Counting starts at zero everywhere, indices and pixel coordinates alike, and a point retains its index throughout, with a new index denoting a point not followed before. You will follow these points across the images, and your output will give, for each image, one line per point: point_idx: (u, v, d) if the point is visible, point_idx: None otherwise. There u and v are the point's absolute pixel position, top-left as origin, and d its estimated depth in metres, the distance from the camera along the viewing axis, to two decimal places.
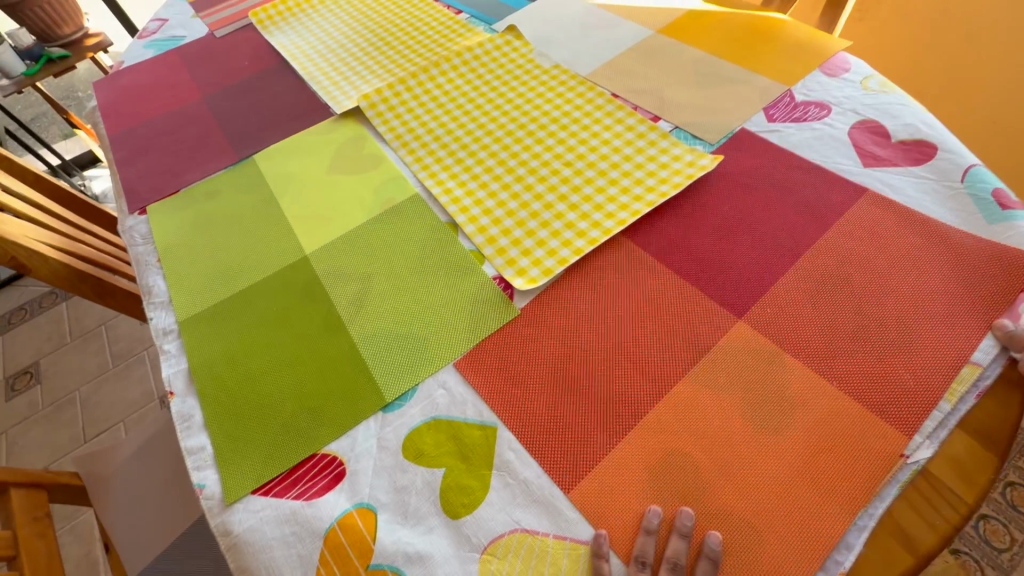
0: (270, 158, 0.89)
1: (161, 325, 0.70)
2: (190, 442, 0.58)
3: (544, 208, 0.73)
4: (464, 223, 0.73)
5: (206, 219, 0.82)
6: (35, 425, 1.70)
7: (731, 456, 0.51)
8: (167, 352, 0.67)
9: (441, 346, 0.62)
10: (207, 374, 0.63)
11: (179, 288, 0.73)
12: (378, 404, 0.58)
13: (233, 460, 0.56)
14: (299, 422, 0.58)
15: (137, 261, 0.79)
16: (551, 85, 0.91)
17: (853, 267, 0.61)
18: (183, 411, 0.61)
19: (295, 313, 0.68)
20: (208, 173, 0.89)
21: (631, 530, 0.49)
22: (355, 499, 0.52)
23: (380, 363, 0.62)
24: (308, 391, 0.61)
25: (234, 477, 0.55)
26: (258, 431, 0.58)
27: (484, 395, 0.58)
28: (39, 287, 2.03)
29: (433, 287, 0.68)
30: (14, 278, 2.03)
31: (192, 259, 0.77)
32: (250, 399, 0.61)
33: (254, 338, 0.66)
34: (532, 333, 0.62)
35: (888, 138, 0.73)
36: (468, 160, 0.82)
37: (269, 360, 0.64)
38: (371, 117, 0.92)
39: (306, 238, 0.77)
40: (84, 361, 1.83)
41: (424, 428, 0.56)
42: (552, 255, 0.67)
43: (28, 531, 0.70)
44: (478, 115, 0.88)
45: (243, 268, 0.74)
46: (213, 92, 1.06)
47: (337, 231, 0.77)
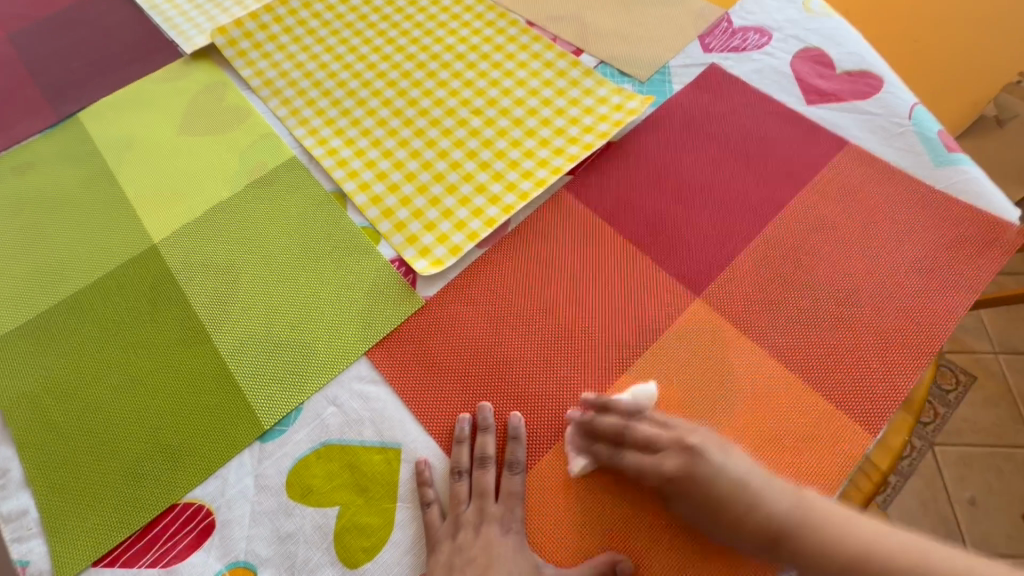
0: (101, 117, 0.70)
1: None
2: (8, 506, 0.45)
3: (450, 169, 0.60)
4: (352, 192, 0.60)
5: (17, 203, 0.63)
6: None
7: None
8: None
9: (329, 353, 0.51)
10: (27, 415, 0.49)
11: None
12: (253, 433, 0.48)
13: (67, 525, 0.44)
14: (154, 464, 0.47)
15: None
16: (454, 10, 0.75)
17: (799, 224, 0.55)
18: None
19: (143, 321, 0.54)
20: (17, 139, 0.69)
21: (566, 537, 0.42)
22: (227, 558, 0.43)
23: (255, 382, 0.50)
24: (164, 424, 0.48)
25: (70, 546, 0.43)
26: (100, 482, 0.46)
27: (384, 411, 0.48)
28: None
29: (317, 277, 0.55)
30: None
31: (1, 259, 0.59)
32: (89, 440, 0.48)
33: (91, 360, 0.52)
34: (440, 324, 0.52)
35: (832, 68, 0.64)
36: (356, 111, 0.66)
37: (110, 389, 0.51)
38: (231, 58, 0.73)
39: (151, 221, 0.61)
40: None
41: (312, 459, 0.46)
42: (460, 228, 0.56)
43: None
44: (365, 52, 0.72)
45: (71, 267, 0.58)
46: (21, 28, 0.82)
47: (194, 210, 0.61)
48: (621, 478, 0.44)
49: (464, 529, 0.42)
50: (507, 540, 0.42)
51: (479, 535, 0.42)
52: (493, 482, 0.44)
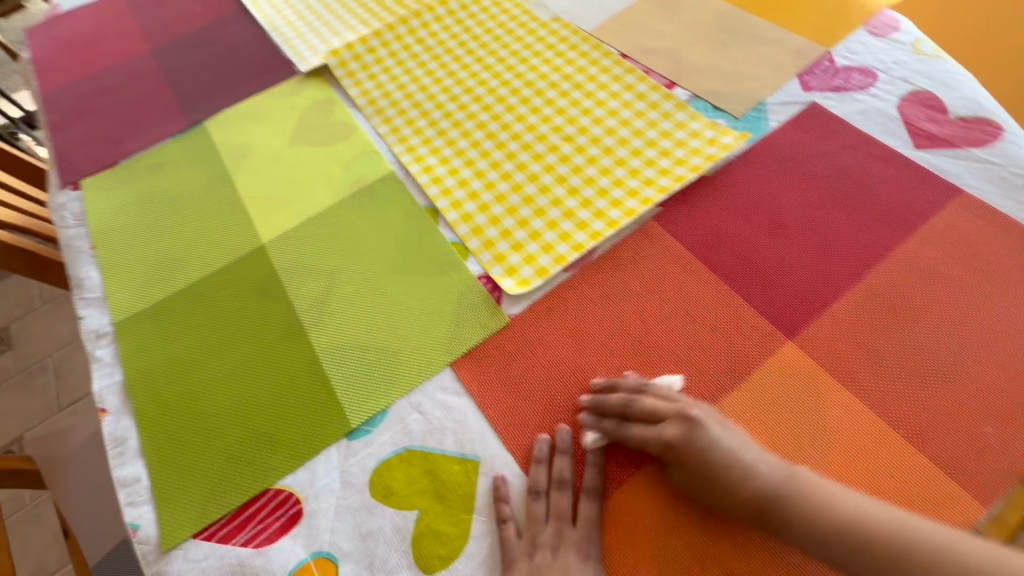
0: (223, 125, 0.78)
1: (93, 327, 0.60)
2: (124, 472, 0.50)
3: (539, 193, 0.62)
4: (445, 209, 0.63)
5: (148, 199, 0.71)
6: (8, 392, 1.76)
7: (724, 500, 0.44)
8: (100, 359, 0.57)
9: (416, 360, 0.53)
10: (146, 390, 0.55)
11: (116, 282, 0.63)
12: (343, 430, 0.50)
13: (173, 497, 0.48)
14: (252, 448, 0.50)
15: (67, 246, 0.68)
16: (550, 41, 0.78)
17: (904, 274, 0.52)
18: (117, 433, 0.52)
19: (250, 314, 0.59)
20: (152, 142, 0.77)
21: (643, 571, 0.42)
22: (312, 547, 0.45)
23: (346, 381, 0.53)
24: (263, 412, 0.52)
25: (174, 517, 0.47)
26: (204, 460, 0.50)
27: (466, 423, 0.49)
28: None
29: (407, 287, 0.58)
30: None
31: (131, 247, 0.66)
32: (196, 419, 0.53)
33: (203, 345, 0.57)
34: (524, 343, 0.53)
35: (944, 113, 0.62)
36: (451, 131, 0.70)
37: (217, 374, 0.55)
38: (340, 77, 0.79)
39: (262, 223, 0.66)
40: (54, 327, 1.88)
41: (394, 461, 0.48)
42: (547, 251, 0.58)
43: None
44: (463, 76, 0.76)
45: (190, 259, 0.64)
46: (162, 43, 0.92)
47: (299, 215, 0.66)
48: (700, 517, 0.43)
49: (543, 549, 0.43)
50: (586, 565, 0.42)
51: (557, 557, 0.42)
52: (570, 506, 0.45)
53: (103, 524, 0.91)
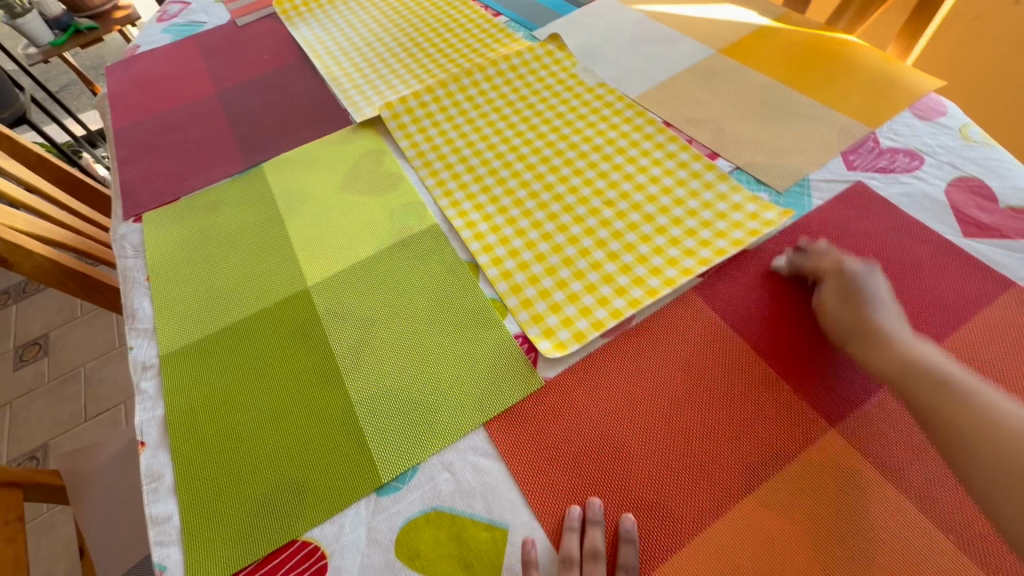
0: (279, 169, 0.82)
1: (140, 358, 0.62)
2: (156, 509, 0.51)
3: (579, 255, 0.64)
4: (486, 264, 0.65)
5: (203, 235, 0.74)
6: (39, 397, 1.82)
7: (769, 516, 0.45)
8: (144, 392, 0.59)
9: (449, 416, 0.53)
10: (185, 426, 0.56)
11: (166, 314, 0.66)
12: (372, 484, 0.50)
13: (201, 541, 0.49)
14: (282, 497, 0.50)
15: (125, 276, 0.71)
16: (595, 106, 0.81)
17: (955, 367, 0.50)
18: (153, 468, 0.53)
19: (291, 356, 0.60)
20: (211, 180, 0.82)
21: None
22: None
23: (379, 431, 0.53)
24: (295, 458, 0.53)
25: (200, 562, 0.47)
26: (233, 504, 0.50)
27: (497, 487, 0.49)
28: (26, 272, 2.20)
29: (444, 341, 0.59)
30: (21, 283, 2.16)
31: (182, 281, 0.69)
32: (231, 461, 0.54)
33: (243, 384, 0.58)
34: (559, 408, 0.53)
35: (994, 201, 0.61)
36: (496, 188, 0.73)
37: (255, 415, 0.56)
38: (393, 129, 0.83)
39: (307, 266, 0.69)
40: (91, 336, 1.96)
41: (422, 521, 0.48)
42: (585, 315, 0.58)
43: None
44: (510, 136, 0.79)
45: (238, 297, 0.67)
46: (229, 86, 0.99)
47: (343, 260, 0.69)
48: None
49: None
50: None
51: None
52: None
53: (118, 547, 0.91)
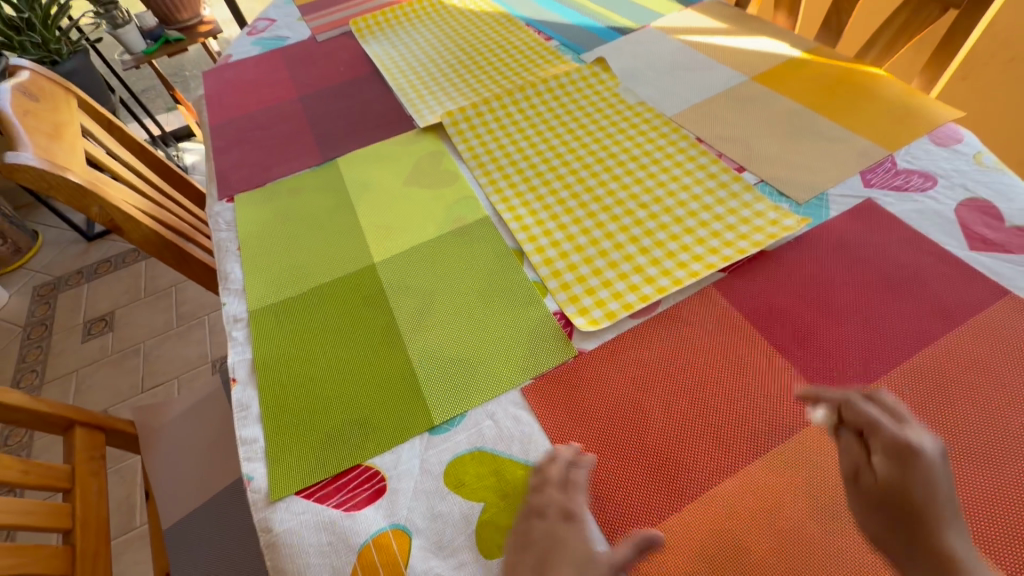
0: (351, 164, 0.93)
1: (232, 312, 0.73)
2: (245, 432, 0.60)
3: (614, 248, 0.72)
4: (531, 252, 0.74)
5: (285, 216, 0.86)
6: (102, 367, 1.99)
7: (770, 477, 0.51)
8: (235, 339, 0.70)
9: (494, 374, 0.62)
10: (270, 368, 0.66)
11: (253, 278, 0.77)
12: (426, 425, 0.58)
13: (281, 460, 0.58)
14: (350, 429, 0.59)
15: (219, 246, 0.83)
16: (635, 122, 0.90)
17: (953, 361, 0.56)
18: (242, 399, 0.63)
19: (362, 317, 0.70)
20: (293, 170, 0.94)
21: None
22: (391, 518, 0.52)
23: (434, 383, 0.62)
24: (362, 398, 0.62)
25: (282, 476, 0.56)
26: (310, 432, 0.60)
27: (534, 434, 0.56)
28: (100, 255, 2.41)
29: (492, 314, 0.68)
30: (97, 263, 2.38)
31: (267, 253, 0.81)
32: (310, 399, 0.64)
33: (319, 339, 0.68)
34: (590, 374, 0.60)
35: (1001, 221, 0.67)
36: (542, 189, 0.82)
37: (328, 363, 0.66)
38: (452, 134, 0.94)
39: (375, 246, 0.79)
40: (152, 315, 2.13)
41: (467, 458, 0.55)
42: (617, 298, 0.66)
43: (87, 467, 0.92)
44: (556, 145, 0.89)
45: (314, 268, 0.77)
46: (309, 92, 1.13)
47: (405, 243, 0.79)
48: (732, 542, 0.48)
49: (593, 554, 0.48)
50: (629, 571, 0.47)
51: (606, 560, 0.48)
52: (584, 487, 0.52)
53: (181, 492, 1.02)
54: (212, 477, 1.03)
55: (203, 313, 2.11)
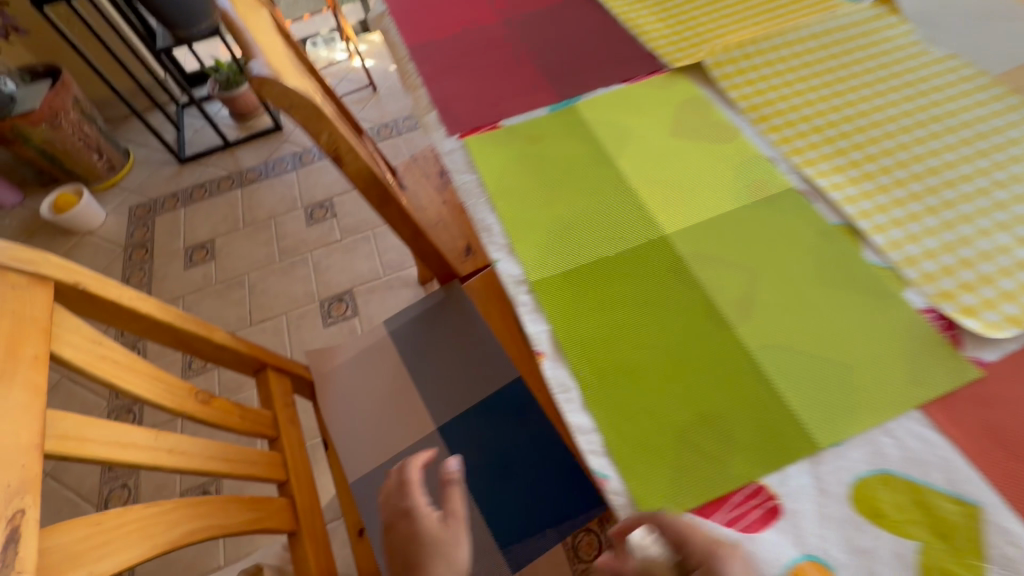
0: (596, 106, 0.80)
1: (509, 272, 0.63)
2: (577, 420, 0.52)
3: (981, 235, 0.59)
4: (871, 231, 0.61)
5: (535, 162, 0.74)
6: (207, 296, 1.97)
7: None
8: (524, 304, 0.60)
9: (875, 382, 0.51)
10: (581, 345, 0.56)
11: (522, 234, 0.66)
12: (808, 442, 0.49)
13: (635, 462, 0.49)
14: (617, 438, 0.50)
15: (464, 191, 0.72)
16: (953, 80, 0.75)
17: None
18: (559, 378, 0.55)
19: (674, 293, 0.59)
20: (526, 109, 0.81)
21: None
22: (803, 548, 0.44)
23: (795, 387, 0.52)
24: (709, 395, 0.52)
25: (641, 478, 0.48)
26: (658, 428, 0.51)
27: (958, 465, 0.46)
28: (193, 179, 2.34)
29: (843, 305, 0.57)
30: (191, 187, 2.31)
31: (527, 205, 0.69)
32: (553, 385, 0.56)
33: (629, 315, 0.58)
34: (1005, 398, 0.49)
35: None
36: (856, 153, 0.69)
37: (651, 347, 0.56)
38: (718, 78, 0.80)
39: (659, 208, 0.67)
40: (253, 247, 2.07)
41: (876, 483, 0.46)
42: (1013, 299, 0.54)
43: (284, 415, 0.87)
44: (856, 101, 0.74)
45: (592, 229, 0.66)
46: (514, 16, 0.97)
47: (698, 208, 0.66)
48: None
49: None
50: None
51: None
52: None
53: (363, 444, 0.97)
54: (394, 432, 0.98)
55: (304, 250, 2.03)
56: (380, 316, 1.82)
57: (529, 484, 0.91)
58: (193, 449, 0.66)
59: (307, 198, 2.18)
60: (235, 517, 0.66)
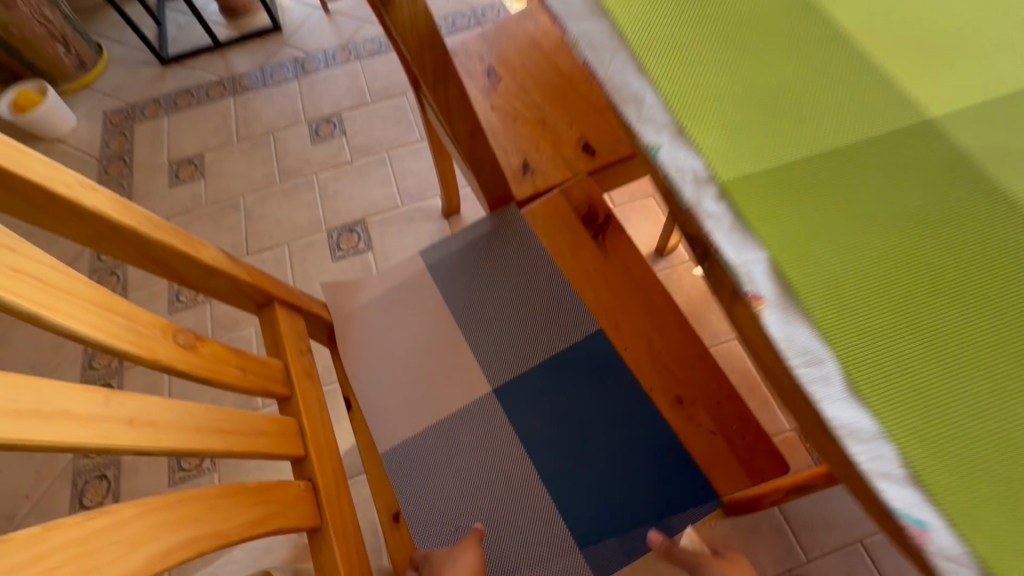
0: None
1: (685, 168, 0.38)
2: (846, 417, 0.30)
3: None
4: None
5: None
6: (198, 219, 1.71)
7: None
8: (718, 217, 0.36)
9: None
10: (829, 289, 0.34)
11: (694, 109, 0.41)
12: None
13: (965, 494, 0.29)
14: (926, 454, 0.30)
15: (591, 41, 0.45)
16: None
17: None
18: (800, 343, 0.32)
19: (968, 214, 0.36)
20: None
21: None
22: None
23: None
24: None
25: (975, 523, 0.28)
26: (990, 436, 0.30)
27: None
28: (177, 83, 2.01)
29: None
30: (176, 93, 1.99)
31: (697, 66, 0.43)
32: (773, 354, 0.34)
33: (902, 245, 0.35)
34: None
35: None
36: None
37: (948, 296, 0.34)
38: None
39: (915, 78, 0.42)
40: (249, 166, 1.79)
41: None
42: None
43: (299, 366, 0.66)
44: None
45: (808, 106, 0.41)
46: None
47: (979, 80, 0.41)
48: None
49: None
50: None
51: None
52: None
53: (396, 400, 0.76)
54: (439, 394, 0.76)
55: (308, 172, 1.75)
56: (397, 252, 1.58)
57: (616, 468, 0.70)
58: (170, 419, 0.44)
59: (311, 112, 1.87)
60: (235, 518, 0.45)
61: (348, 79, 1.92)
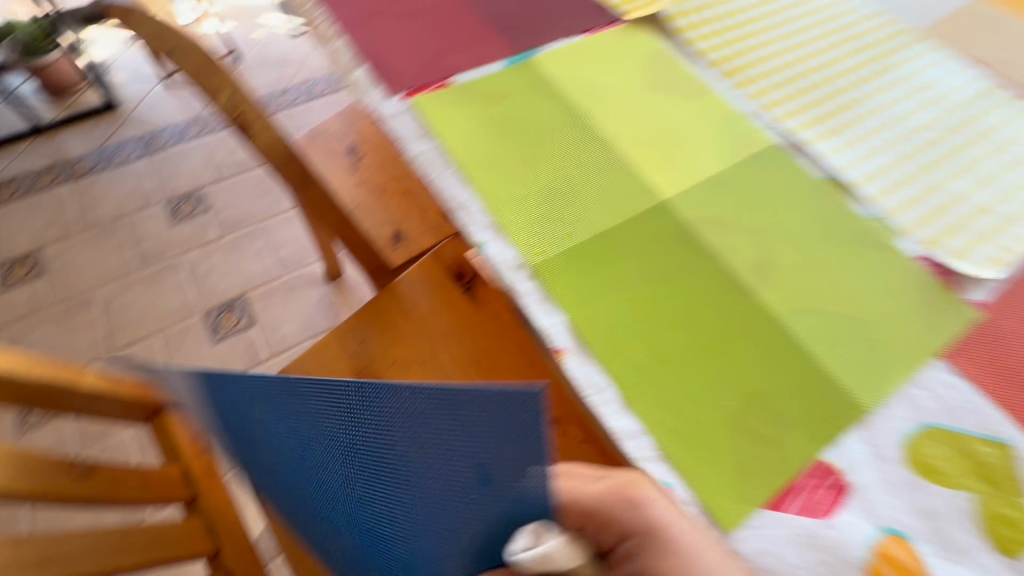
0: (557, 61, 0.70)
1: (503, 258, 0.52)
2: (620, 424, 0.46)
3: (948, 179, 0.62)
4: (858, 183, 0.61)
5: (502, 125, 0.63)
6: (42, 323, 1.54)
7: None
8: (529, 294, 0.51)
9: (896, 336, 0.51)
10: (607, 334, 0.49)
11: (506, 210, 0.55)
12: (854, 409, 0.47)
13: (694, 460, 0.45)
14: (670, 440, 0.45)
15: (425, 164, 0.59)
16: (887, 34, 0.77)
17: None
18: (590, 378, 0.48)
19: (693, 268, 0.54)
20: (479, 65, 0.68)
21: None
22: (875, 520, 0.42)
23: (831, 352, 0.49)
24: (751, 378, 0.48)
25: (707, 480, 0.44)
26: (706, 419, 0.46)
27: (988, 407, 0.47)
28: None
29: (846, 258, 0.55)
30: None
31: (505, 176, 0.58)
32: (579, 385, 0.48)
33: (651, 297, 0.51)
34: (1009, 335, 0.51)
35: None
36: (823, 106, 0.68)
37: (683, 326, 0.50)
38: (680, 31, 0.75)
39: (652, 172, 0.60)
40: (99, 256, 1.66)
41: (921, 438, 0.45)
42: (990, 240, 0.56)
43: (199, 468, 0.67)
44: (811, 55, 0.74)
45: (587, 198, 0.57)
46: None
47: (690, 170, 0.61)
48: None
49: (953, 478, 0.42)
50: None
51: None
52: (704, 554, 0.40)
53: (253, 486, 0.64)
54: None
55: (171, 254, 1.67)
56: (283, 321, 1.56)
57: None
58: None
59: (167, 191, 1.79)
60: None
61: (204, 153, 1.87)
